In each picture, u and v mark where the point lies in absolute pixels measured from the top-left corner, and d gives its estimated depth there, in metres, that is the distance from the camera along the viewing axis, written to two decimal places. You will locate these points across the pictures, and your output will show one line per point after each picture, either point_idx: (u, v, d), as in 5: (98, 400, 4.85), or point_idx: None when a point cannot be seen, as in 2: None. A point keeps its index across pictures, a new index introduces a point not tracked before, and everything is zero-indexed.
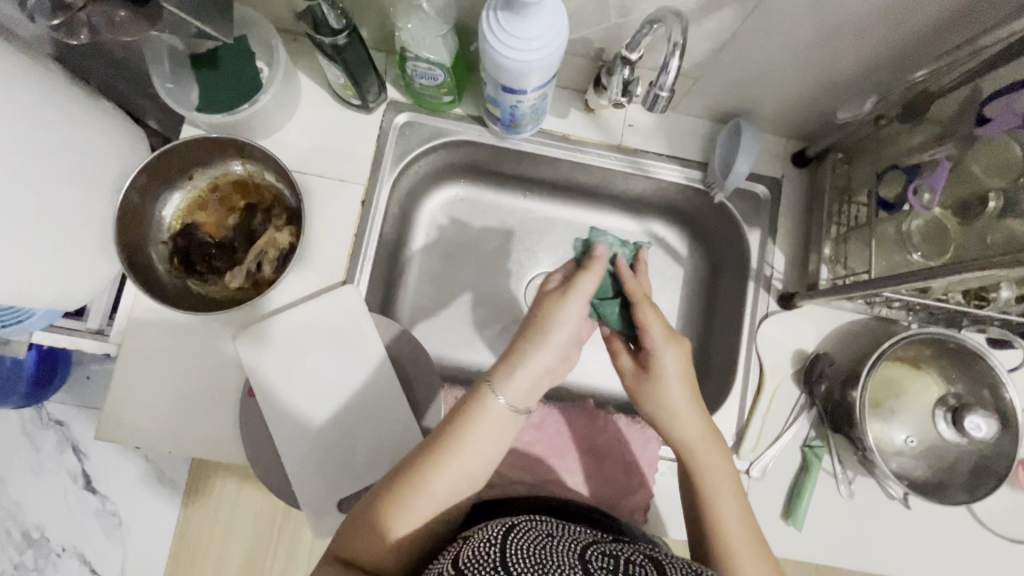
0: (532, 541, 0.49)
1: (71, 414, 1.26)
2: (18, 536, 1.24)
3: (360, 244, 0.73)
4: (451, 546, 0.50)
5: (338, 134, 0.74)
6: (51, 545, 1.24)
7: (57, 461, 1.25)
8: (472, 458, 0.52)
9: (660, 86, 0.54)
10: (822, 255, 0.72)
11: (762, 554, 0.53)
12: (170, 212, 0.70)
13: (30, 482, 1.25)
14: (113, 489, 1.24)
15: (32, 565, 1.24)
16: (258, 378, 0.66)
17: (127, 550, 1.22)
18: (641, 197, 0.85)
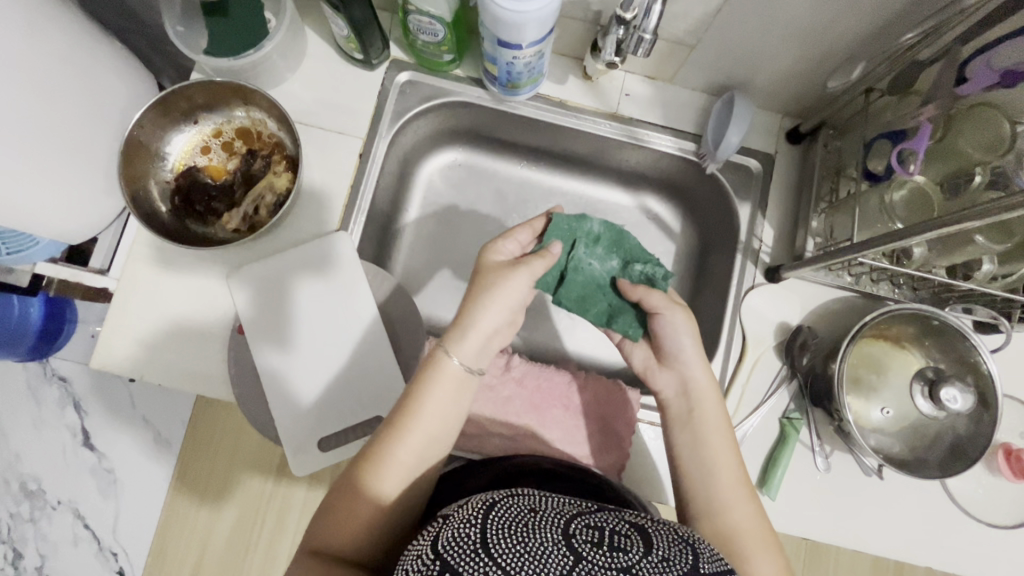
0: (513, 516, 0.46)
1: (73, 371, 1.29)
2: (16, 487, 1.27)
3: (355, 196, 0.74)
4: (430, 526, 0.48)
5: (341, 88, 0.76)
6: (47, 498, 1.27)
7: (57, 416, 1.28)
8: (434, 423, 0.56)
9: (643, 28, 0.59)
10: (810, 229, 0.73)
11: (751, 497, 0.58)
12: (174, 154, 0.73)
13: (31, 435, 1.28)
14: (109, 445, 1.26)
15: (27, 516, 1.27)
16: (249, 316, 0.69)
17: (119, 505, 1.25)
18: (636, 170, 0.86)
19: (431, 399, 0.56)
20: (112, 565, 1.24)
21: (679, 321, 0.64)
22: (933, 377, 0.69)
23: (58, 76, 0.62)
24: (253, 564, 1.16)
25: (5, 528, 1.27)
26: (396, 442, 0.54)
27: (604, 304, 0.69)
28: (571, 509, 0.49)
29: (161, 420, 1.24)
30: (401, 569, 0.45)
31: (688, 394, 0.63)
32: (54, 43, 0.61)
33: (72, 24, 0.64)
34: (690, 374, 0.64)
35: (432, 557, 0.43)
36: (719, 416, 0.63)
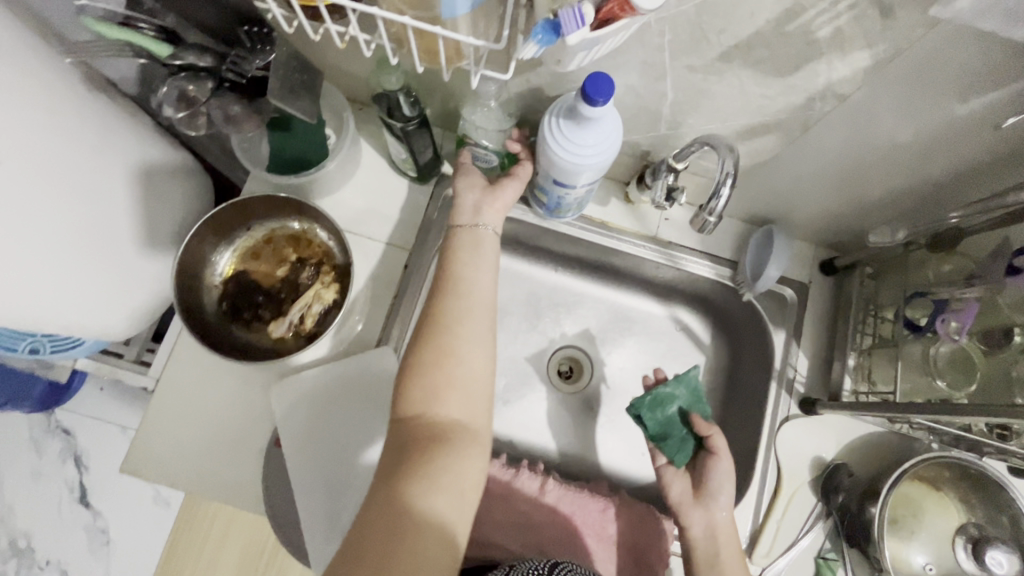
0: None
1: (77, 424, 1.34)
2: (6, 544, 1.31)
3: (398, 306, 0.75)
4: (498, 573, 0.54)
5: (392, 199, 0.79)
6: (35, 557, 1.31)
7: (57, 470, 1.33)
8: (452, 296, 0.59)
9: (710, 210, 0.57)
10: (846, 365, 0.73)
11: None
12: (225, 258, 0.74)
13: (28, 489, 1.33)
14: (106, 506, 1.31)
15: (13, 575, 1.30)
16: (287, 431, 0.68)
17: (109, 567, 1.29)
18: (670, 285, 0.88)
19: (437, 343, 0.57)
20: None
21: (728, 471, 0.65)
22: (977, 534, 0.69)
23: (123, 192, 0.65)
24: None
25: None
26: (453, 399, 0.55)
27: (666, 429, 0.70)
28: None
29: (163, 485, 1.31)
30: None
31: (716, 539, 0.62)
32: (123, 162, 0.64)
33: (139, 139, 0.67)
34: (718, 518, 0.63)
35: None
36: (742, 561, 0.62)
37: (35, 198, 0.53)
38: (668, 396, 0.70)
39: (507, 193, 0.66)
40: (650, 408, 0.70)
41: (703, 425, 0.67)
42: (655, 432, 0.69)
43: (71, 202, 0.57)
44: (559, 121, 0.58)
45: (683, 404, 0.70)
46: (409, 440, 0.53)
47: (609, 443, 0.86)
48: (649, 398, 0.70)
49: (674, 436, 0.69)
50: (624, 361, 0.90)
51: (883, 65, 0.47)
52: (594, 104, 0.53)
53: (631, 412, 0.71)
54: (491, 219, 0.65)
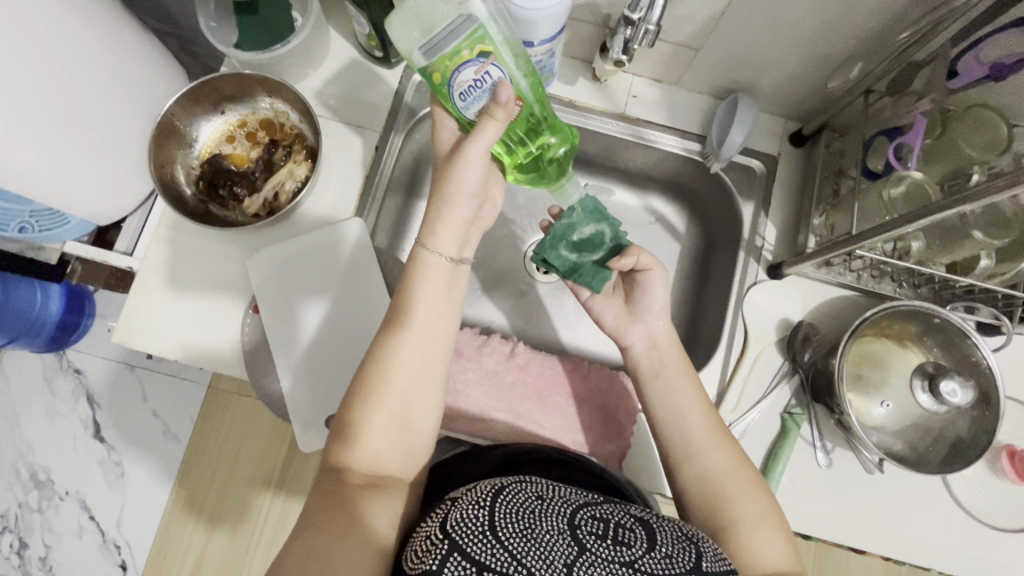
0: (520, 502, 0.47)
1: (88, 363, 1.41)
2: (27, 476, 1.37)
3: (371, 184, 0.77)
4: (440, 507, 0.49)
5: (360, 84, 0.79)
6: (55, 488, 1.37)
7: (71, 407, 1.39)
8: (399, 366, 0.57)
9: (648, 21, 0.60)
10: (812, 225, 0.74)
11: (724, 439, 0.61)
12: (202, 141, 0.76)
13: (44, 425, 1.39)
14: (119, 438, 1.37)
15: (35, 506, 1.36)
16: (262, 296, 0.71)
17: (125, 497, 1.35)
18: (643, 170, 0.89)
19: (372, 435, 0.55)
20: (115, 556, 1.33)
21: (656, 279, 0.68)
22: (934, 371, 0.68)
23: (106, 70, 0.68)
24: (259, 551, 1.27)
25: (13, 517, 1.37)
26: (387, 453, 0.55)
27: (581, 262, 0.71)
28: (577, 501, 0.50)
29: (172, 416, 1.36)
30: (416, 545, 0.48)
31: (658, 346, 0.67)
32: (103, 41, 0.66)
33: (115, 19, 0.68)
34: (655, 330, 0.68)
35: (442, 534, 0.46)
36: (684, 362, 0.66)
37: (4, 53, 0.55)
38: (568, 228, 0.71)
39: (455, 221, 0.63)
40: (553, 246, 0.71)
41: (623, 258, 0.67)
42: (571, 268, 0.71)
43: (43, 68, 0.60)
44: None
45: (582, 230, 0.71)
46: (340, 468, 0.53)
47: (585, 328, 0.88)
48: (554, 236, 0.71)
49: (588, 266, 0.71)
50: None
51: None
52: None
53: (539, 257, 0.73)
54: (444, 247, 0.62)
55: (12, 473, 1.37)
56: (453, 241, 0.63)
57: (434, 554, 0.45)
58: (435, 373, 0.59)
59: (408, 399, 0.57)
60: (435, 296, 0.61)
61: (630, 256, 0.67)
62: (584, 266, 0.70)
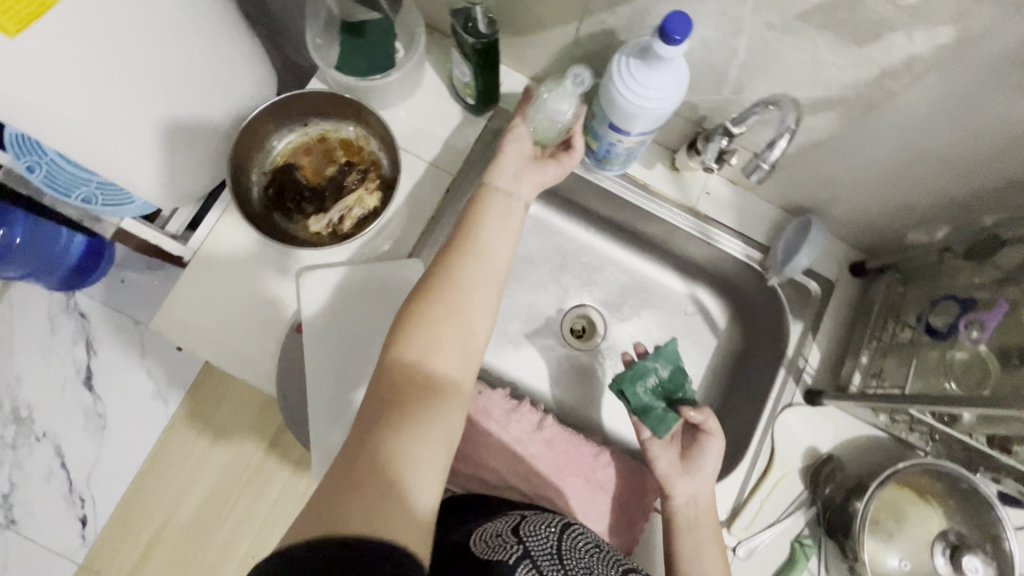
0: (584, 543, 0.55)
1: (95, 311, 1.39)
2: (8, 410, 1.35)
3: (433, 226, 0.77)
4: (510, 515, 0.57)
5: (444, 124, 0.80)
6: (33, 428, 1.35)
7: (68, 350, 1.38)
8: (458, 289, 0.55)
9: (764, 157, 0.59)
10: (859, 362, 0.74)
11: None
12: (279, 149, 0.76)
13: (38, 362, 1.37)
14: (108, 392, 1.36)
15: (9, 441, 1.34)
16: (307, 319, 0.71)
17: (101, 452, 1.33)
18: (696, 261, 0.89)
19: (423, 342, 0.52)
20: (77, 509, 1.31)
21: (716, 445, 0.68)
22: (955, 541, 0.70)
23: None
24: (216, 541, 1.25)
25: None
26: (445, 354, 0.52)
27: (652, 405, 0.73)
28: (627, 563, 0.57)
29: (166, 383, 1.35)
30: (481, 532, 0.54)
31: (697, 505, 0.66)
32: None
33: None
34: (698, 486, 0.67)
35: (510, 532, 0.53)
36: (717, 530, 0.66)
37: None
38: (647, 370, 0.76)
39: (512, 163, 0.65)
40: (631, 381, 0.75)
41: (698, 415, 0.69)
42: (638, 408, 0.74)
43: (163, 67, 0.60)
44: (629, 60, 0.59)
45: (656, 375, 0.76)
46: (390, 395, 0.49)
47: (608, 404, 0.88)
48: (629, 374, 0.76)
49: (657, 411, 0.72)
50: (637, 329, 0.93)
51: (959, 46, 0.47)
52: (670, 42, 0.54)
53: (615, 388, 0.77)
54: (502, 180, 0.64)
55: None
56: (511, 174, 0.64)
57: (508, 550, 0.50)
58: (495, 284, 0.58)
59: (464, 321, 0.54)
60: (495, 225, 0.60)
61: (702, 411, 0.69)
62: (654, 409, 0.72)
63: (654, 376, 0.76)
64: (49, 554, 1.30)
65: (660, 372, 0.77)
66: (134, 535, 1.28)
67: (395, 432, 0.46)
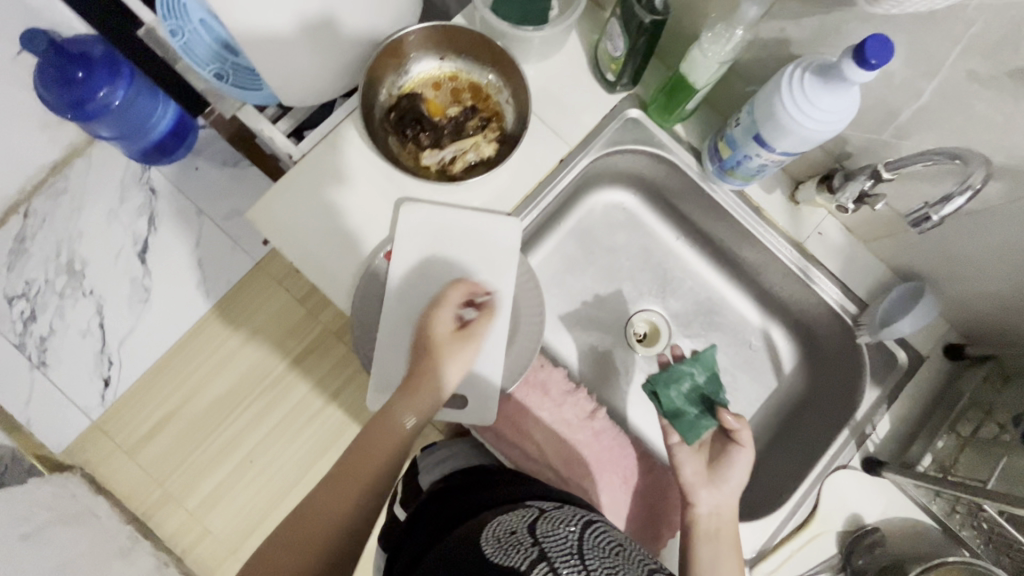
0: (606, 540, 0.51)
1: (166, 188, 1.41)
2: (64, 261, 1.37)
3: (538, 192, 0.75)
4: (531, 510, 0.55)
5: (575, 94, 0.78)
6: (84, 283, 1.37)
7: (131, 220, 1.40)
8: (451, 363, 0.66)
9: (934, 212, 0.54)
10: (933, 445, 0.72)
11: None
12: (410, 76, 0.76)
13: (101, 223, 1.39)
14: (159, 269, 1.38)
15: (59, 289, 1.36)
16: (398, 250, 0.71)
17: (138, 323, 1.35)
18: (781, 300, 0.87)
19: (434, 374, 0.65)
20: (102, 371, 1.33)
21: (746, 456, 0.68)
22: None
23: None
24: (225, 435, 1.30)
25: (36, 289, 1.36)
26: (424, 388, 0.64)
27: (686, 410, 0.72)
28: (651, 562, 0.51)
29: (214, 276, 1.38)
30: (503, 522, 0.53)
31: (718, 515, 0.66)
32: None
33: None
34: (721, 498, 0.67)
35: (527, 530, 0.50)
36: (733, 541, 0.65)
37: None
38: (685, 373, 0.74)
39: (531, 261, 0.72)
40: (665, 384, 0.74)
41: (734, 420, 0.69)
42: (669, 411, 0.72)
43: None
44: (803, 73, 0.57)
45: (693, 380, 0.74)
46: (412, 377, 0.65)
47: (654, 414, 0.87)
48: (663, 375, 0.74)
49: (690, 415, 0.71)
50: (701, 351, 0.90)
51: None
52: (863, 66, 0.50)
53: (648, 387, 0.75)
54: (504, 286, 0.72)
55: (53, 252, 1.37)
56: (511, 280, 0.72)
57: (523, 553, 0.47)
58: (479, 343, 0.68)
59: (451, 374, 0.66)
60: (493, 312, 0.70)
61: (738, 420, 0.69)
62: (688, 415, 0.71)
63: (693, 379, 0.74)
64: (69, 406, 1.30)
65: (699, 377, 0.75)
66: (153, 408, 1.30)
67: (327, 484, 0.61)
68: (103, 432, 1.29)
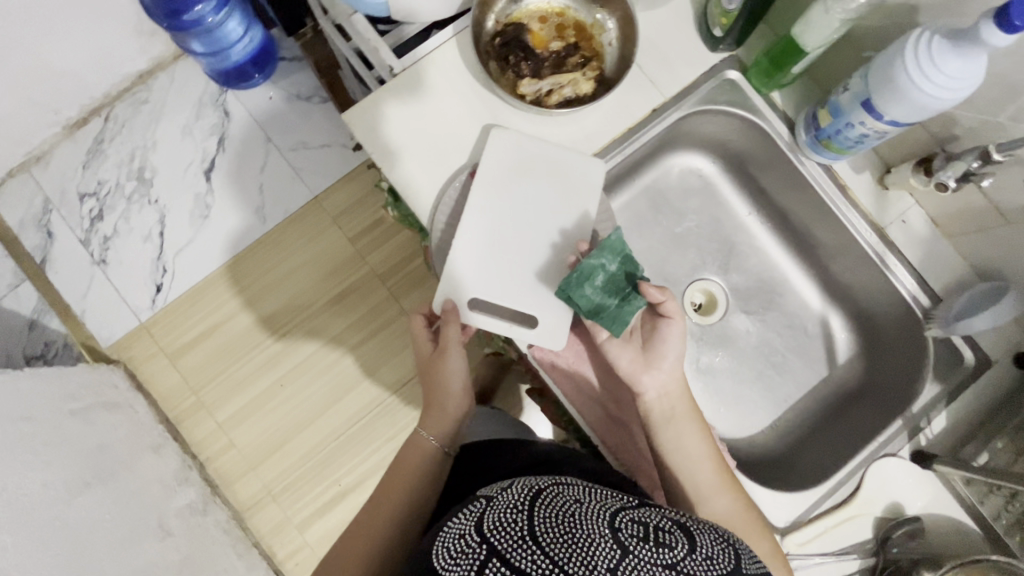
0: (560, 506, 0.48)
1: (239, 112, 1.40)
2: (135, 167, 1.38)
3: (627, 137, 0.76)
4: (478, 502, 0.52)
5: (678, 45, 0.77)
6: (151, 191, 1.37)
7: (203, 137, 1.39)
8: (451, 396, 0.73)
9: None
10: (992, 445, 0.71)
11: (727, 485, 0.66)
12: (519, 7, 0.78)
13: (173, 134, 1.39)
14: (222, 187, 1.38)
15: (128, 194, 1.37)
16: (486, 165, 0.72)
17: (196, 237, 1.36)
18: (848, 287, 0.86)
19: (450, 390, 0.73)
20: (156, 276, 1.35)
21: (677, 328, 0.69)
22: None
23: None
24: (264, 354, 1.33)
25: (107, 190, 1.37)
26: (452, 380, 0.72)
27: (610, 305, 0.68)
28: (615, 505, 0.50)
29: (273, 196, 1.38)
30: (449, 535, 0.50)
31: (669, 397, 0.69)
32: None
33: None
34: (664, 379, 0.69)
35: (478, 533, 0.47)
36: (693, 418, 0.69)
37: None
38: (596, 266, 0.68)
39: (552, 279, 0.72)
40: (579, 283, 0.68)
41: (660, 295, 0.68)
42: (594, 311, 0.68)
43: None
44: (933, 35, 0.56)
45: (603, 267, 0.68)
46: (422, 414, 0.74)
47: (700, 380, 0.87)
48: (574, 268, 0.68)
49: (614, 308, 0.68)
50: (757, 330, 0.89)
51: None
52: (1004, 28, 0.50)
53: (562, 295, 0.69)
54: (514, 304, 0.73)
55: (126, 156, 1.38)
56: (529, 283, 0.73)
57: (472, 558, 0.45)
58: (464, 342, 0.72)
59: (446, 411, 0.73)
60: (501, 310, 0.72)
61: (662, 292, 0.69)
62: (611, 307, 0.67)
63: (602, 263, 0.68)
64: (121, 304, 1.34)
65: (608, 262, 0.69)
66: (197, 317, 1.34)
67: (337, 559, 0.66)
68: (149, 333, 1.33)
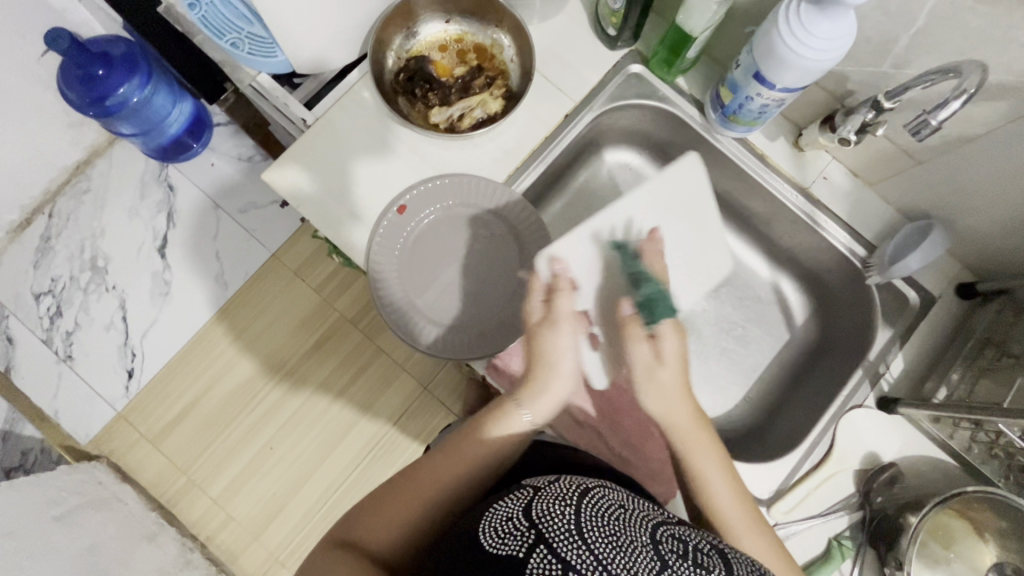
0: (604, 507, 0.49)
1: (182, 183, 1.40)
2: (87, 257, 1.36)
3: (545, 146, 0.77)
4: (525, 486, 0.52)
5: (579, 51, 0.79)
6: (106, 278, 1.36)
7: (150, 215, 1.38)
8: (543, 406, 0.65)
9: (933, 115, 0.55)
10: (948, 379, 0.72)
11: (761, 524, 0.62)
12: (417, 40, 0.79)
13: (120, 216, 1.38)
14: (177, 261, 1.37)
15: (83, 285, 1.35)
16: (411, 200, 0.73)
17: (159, 316, 1.35)
18: (790, 250, 0.87)
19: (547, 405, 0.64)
20: (125, 362, 1.33)
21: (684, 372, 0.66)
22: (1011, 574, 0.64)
23: None
24: (246, 421, 1.31)
25: (61, 285, 1.35)
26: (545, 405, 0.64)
27: None
28: (654, 517, 0.51)
29: (228, 262, 1.37)
30: (493, 511, 0.49)
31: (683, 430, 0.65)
32: None
33: None
34: (676, 411, 0.65)
35: (526, 516, 0.47)
36: (714, 449, 0.64)
37: None
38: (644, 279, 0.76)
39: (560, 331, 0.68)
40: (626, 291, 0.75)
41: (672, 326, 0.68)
42: None
43: None
44: (799, 4, 0.58)
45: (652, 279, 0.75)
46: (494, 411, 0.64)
47: None
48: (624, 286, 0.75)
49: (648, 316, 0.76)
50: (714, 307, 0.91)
51: None
52: None
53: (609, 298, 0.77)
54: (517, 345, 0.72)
55: (76, 248, 1.36)
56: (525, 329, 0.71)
57: (519, 539, 0.45)
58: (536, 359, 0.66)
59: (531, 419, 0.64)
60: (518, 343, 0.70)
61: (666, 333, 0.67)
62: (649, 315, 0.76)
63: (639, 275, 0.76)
64: (94, 397, 1.31)
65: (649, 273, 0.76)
66: (175, 395, 1.32)
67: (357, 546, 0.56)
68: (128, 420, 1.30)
